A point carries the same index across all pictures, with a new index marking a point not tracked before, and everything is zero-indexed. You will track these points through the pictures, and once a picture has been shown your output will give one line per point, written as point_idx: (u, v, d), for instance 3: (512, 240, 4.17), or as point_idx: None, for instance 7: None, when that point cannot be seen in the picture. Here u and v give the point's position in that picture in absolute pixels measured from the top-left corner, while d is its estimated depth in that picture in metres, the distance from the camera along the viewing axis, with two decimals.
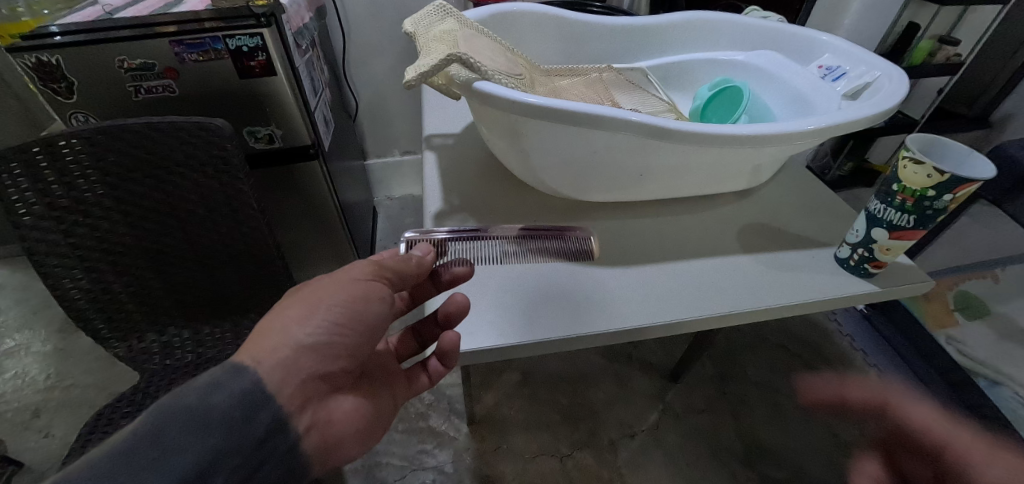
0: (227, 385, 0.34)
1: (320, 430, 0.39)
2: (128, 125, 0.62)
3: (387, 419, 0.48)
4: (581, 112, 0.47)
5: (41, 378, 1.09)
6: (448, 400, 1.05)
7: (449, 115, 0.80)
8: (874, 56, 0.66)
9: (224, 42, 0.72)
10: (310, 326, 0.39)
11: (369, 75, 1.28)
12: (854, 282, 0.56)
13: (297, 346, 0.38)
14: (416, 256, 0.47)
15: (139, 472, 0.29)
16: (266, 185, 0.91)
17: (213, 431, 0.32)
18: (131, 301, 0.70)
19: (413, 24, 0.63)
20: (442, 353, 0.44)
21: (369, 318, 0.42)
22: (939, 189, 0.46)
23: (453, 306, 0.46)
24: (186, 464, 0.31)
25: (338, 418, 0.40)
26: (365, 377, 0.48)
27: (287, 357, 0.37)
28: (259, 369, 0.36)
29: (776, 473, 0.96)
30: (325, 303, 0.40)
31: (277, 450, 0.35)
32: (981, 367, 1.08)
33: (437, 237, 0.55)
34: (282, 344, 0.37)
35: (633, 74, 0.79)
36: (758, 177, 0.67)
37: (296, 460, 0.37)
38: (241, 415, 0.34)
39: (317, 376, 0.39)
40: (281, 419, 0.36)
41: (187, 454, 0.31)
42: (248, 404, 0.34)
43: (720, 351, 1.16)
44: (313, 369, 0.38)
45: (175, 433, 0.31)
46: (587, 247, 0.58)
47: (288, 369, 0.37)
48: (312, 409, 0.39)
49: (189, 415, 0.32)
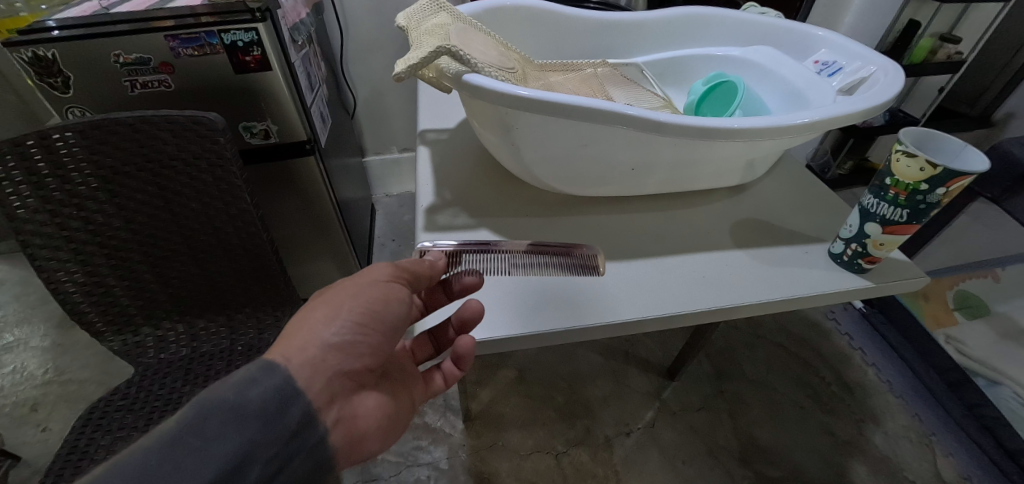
0: (262, 381, 0.33)
1: (347, 425, 0.38)
2: (121, 118, 0.62)
3: (405, 420, 0.46)
4: (574, 105, 0.47)
5: (39, 373, 1.10)
6: (444, 397, 1.05)
7: (443, 111, 0.80)
8: (870, 51, 0.66)
9: (219, 37, 0.72)
10: (335, 326, 0.38)
11: (367, 72, 1.28)
12: (846, 278, 0.55)
13: (323, 346, 0.37)
14: (430, 259, 0.47)
15: (181, 464, 0.28)
16: (262, 180, 0.91)
17: (250, 423, 0.31)
18: (126, 294, 0.71)
19: (407, 18, 0.63)
20: (458, 358, 0.44)
21: (392, 318, 0.41)
22: (932, 182, 0.45)
23: (469, 311, 0.44)
24: (224, 457, 0.29)
25: (363, 415, 0.39)
26: (387, 377, 0.46)
27: (314, 356, 0.36)
28: (289, 366, 0.35)
29: (773, 471, 0.95)
30: (347, 303, 0.39)
31: (309, 444, 0.34)
32: (980, 366, 1.07)
33: (448, 247, 0.54)
34: (309, 343, 0.36)
35: (628, 69, 0.80)
36: (752, 173, 0.67)
37: (323, 454, 0.35)
38: (274, 409, 0.32)
39: (343, 375, 0.38)
40: (312, 413, 0.35)
41: (225, 446, 0.30)
42: (281, 398, 0.33)
43: (718, 350, 1.16)
44: (339, 368, 0.37)
45: (214, 427, 0.30)
46: (592, 263, 0.55)
47: (316, 367, 0.36)
48: (339, 405, 0.37)
49: (227, 408, 0.31)
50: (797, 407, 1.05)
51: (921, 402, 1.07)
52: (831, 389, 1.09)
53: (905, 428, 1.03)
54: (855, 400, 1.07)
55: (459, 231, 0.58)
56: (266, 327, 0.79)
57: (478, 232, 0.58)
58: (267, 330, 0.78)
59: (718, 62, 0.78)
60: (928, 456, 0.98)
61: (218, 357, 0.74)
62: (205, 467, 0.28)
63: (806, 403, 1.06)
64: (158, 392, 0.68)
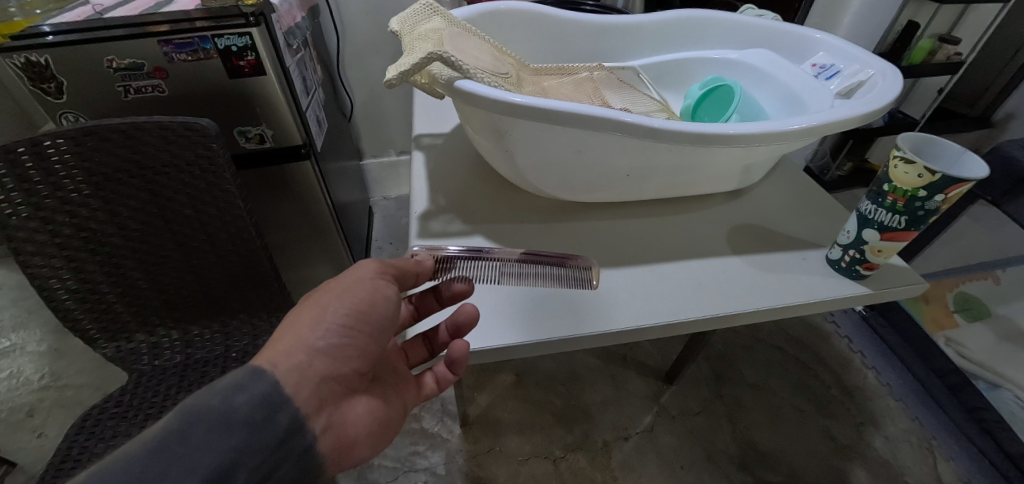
0: (248, 388, 0.32)
1: (337, 432, 0.37)
2: (114, 125, 0.61)
3: (398, 425, 0.45)
4: (567, 111, 0.46)
5: (35, 378, 1.09)
6: (441, 402, 1.04)
7: (439, 115, 0.80)
8: (868, 54, 0.65)
9: (213, 42, 0.71)
10: (321, 329, 0.37)
11: (364, 75, 1.28)
12: (844, 284, 0.55)
13: (310, 351, 0.36)
14: (416, 258, 0.48)
15: (165, 472, 0.28)
16: (257, 185, 0.91)
17: (236, 430, 0.30)
18: (119, 301, 0.70)
19: (400, 22, 0.62)
20: (453, 361, 0.43)
21: (379, 319, 0.41)
22: (931, 189, 0.45)
23: (463, 315, 0.44)
24: (209, 465, 0.29)
25: (353, 421, 0.38)
26: (377, 380, 0.45)
27: (301, 361, 0.36)
28: (276, 372, 0.34)
29: (772, 476, 0.95)
30: (333, 305, 0.38)
31: (297, 452, 0.33)
32: (980, 369, 1.07)
33: (442, 254, 0.53)
34: (297, 348, 0.36)
35: (625, 73, 0.79)
36: (749, 177, 0.66)
37: (312, 462, 0.34)
38: (261, 416, 0.32)
39: (331, 379, 0.37)
40: (300, 421, 0.34)
41: (212, 454, 0.29)
42: (269, 405, 0.32)
43: (717, 353, 1.16)
44: (327, 372, 0.37)
45: (201, 433, 0.30)
46: (586, 277, 0.54)
47: (303, 373, 0.35)
48: (328, 411, 0.37)
49: (214, 415, 0.30)
50: (796, 410, 1.05)
51: (921, 405, 1.07)
52: (831, 393, 1.08)
53: (905, 431, 1.02)
54: (855, 404, 1.06)
55: (453, 238, 0.57)
56: (261, 333, 0.78)
57: (472, 238, 0.57)
58: (262, 336, 0.78)
59: (715, 65, 0.77)
60: (929, 460, 0.98)
61: (213, 363, 0.74)
62: (190, 475, 0.28)
63: (805, 406, 1.06)
64: (152, 399, 0.68)
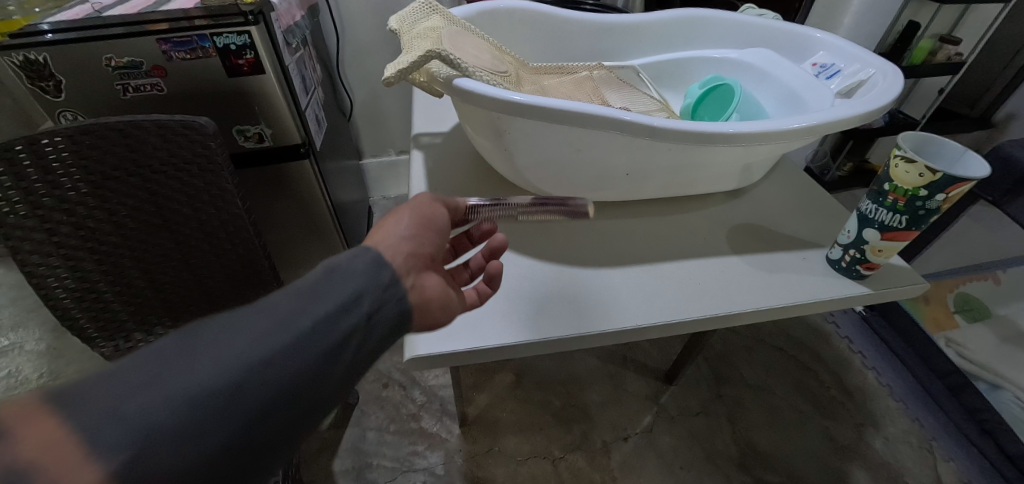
0: (360, 255, 0.34)
1: (418, 296, 0.36)
2: (112, 123, 0.61)
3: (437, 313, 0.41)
4: (566, 110, 0.46)
5: (34, 377, 1.09)
6: (440, 402, 1.04)
7: (439, 114, 0.79)
8: (869, 53, 0.65)
9: (212, 40, 0.71)
10: (402, 222, 0.38)
11: (364, 74, 1.27)
12: (844, 284, 0.54)
13: (396, 239, 0.37)
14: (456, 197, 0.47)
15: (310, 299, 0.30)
16: (256, 184, 0.91)
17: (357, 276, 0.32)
18: (117, 300, 0.70)
19: (399, 21, 0.62)
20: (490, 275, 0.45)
21: (440, 222, 0.41)
22: (931, 189, 0.44)
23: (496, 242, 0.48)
24: (339, 299, 0.31)
25: (432, 292, 0.37)
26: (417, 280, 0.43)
27: (390, 245, 0.36)
28: (373, 248, 0.35)
29: (772, 477, 0.94)
30: (402, 214, 0.39)
31: (398, 298, 0.34)
32: (980, 370, 1.06)
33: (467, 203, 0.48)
34: (385, 236, 0.37)
35: (624, 72, 0.79)
36: (749, 177, 0.66)
37: (405, 315, 0.34)
38: (372, 270, 0.33)
39: (416, 256, 0.37)
40: (397, 277, 0.34)
41: (342, 290, 0.31)
42: (376, 263, 0.34)
43: (717, 353, 1.15)
44: (412, 248, 0.37)
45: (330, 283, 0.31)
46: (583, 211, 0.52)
47: (393, 250, 0.36)
48: (413, 276, 0.36)
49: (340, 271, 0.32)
50: (796, 411, 1.05)
51: (921, 406, 1.07)
52: (830, 394, 1.08)
53: (905, 432, 1.02)
54: (855, 405, 1.06)
55: None
56: None
57: None
58: None
59: (715, 65, 0.77)
60: (929, 461, 0.98)
61: None
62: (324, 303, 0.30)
63: (805, 407, 1.05)
64: None
